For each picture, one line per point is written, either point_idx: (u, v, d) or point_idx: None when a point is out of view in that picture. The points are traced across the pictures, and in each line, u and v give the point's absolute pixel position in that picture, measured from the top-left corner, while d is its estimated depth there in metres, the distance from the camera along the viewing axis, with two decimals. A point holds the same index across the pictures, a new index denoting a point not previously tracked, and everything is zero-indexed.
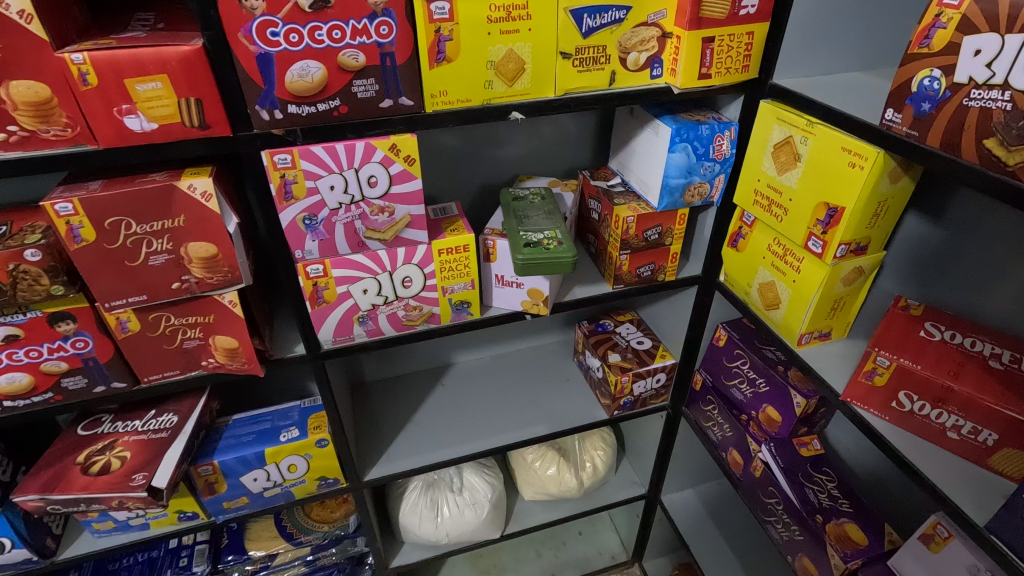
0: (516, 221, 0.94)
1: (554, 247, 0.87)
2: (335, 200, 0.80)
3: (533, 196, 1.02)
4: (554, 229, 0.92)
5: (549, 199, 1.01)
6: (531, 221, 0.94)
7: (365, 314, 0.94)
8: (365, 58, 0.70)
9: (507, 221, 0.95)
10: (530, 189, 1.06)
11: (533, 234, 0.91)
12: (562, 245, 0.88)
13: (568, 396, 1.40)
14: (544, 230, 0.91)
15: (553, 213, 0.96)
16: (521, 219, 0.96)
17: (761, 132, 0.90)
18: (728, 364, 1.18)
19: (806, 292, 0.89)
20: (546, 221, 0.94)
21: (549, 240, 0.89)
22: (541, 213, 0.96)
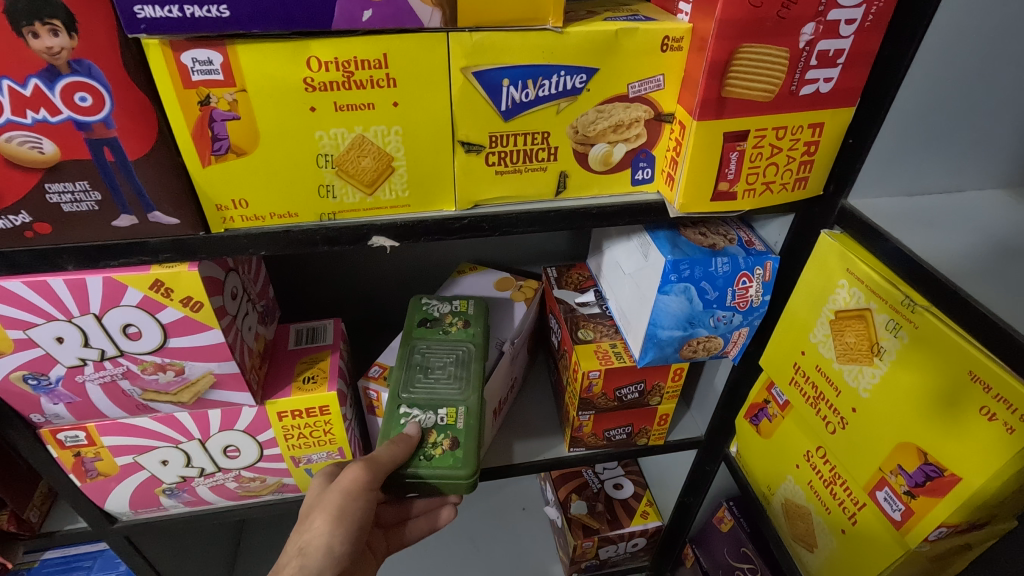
0: (403, 375, 0.61)
1: (433, 460, 0.55)
2: (72, 355, 0.48)
3: (450, 319, 0.67)
4: (453, 403, 0.59)
5: (472, 330, 0.66)
6: (424, 379, 0.61)
7: (174, 486, 0.63)
8: (57, 148, 0.37)
9: (394, 372, 0.62)
10: (456, 299, 0.70)
11: (411, 418, 0.58)
12: (454, 450, 0.56)
13: (518, 536, 1.07)
14: (438, 409, 0.59)
15: (465, 362, 0.62)
16: (413, 367, 0.62)
17: (818, 284, 0.53)
18: (730, 561, 0.82)
19: (862, 559, 0.53)
20: (448, 380, 0.61)
21: (434, 436, 0.57)
22: (447, 361, 0.63)
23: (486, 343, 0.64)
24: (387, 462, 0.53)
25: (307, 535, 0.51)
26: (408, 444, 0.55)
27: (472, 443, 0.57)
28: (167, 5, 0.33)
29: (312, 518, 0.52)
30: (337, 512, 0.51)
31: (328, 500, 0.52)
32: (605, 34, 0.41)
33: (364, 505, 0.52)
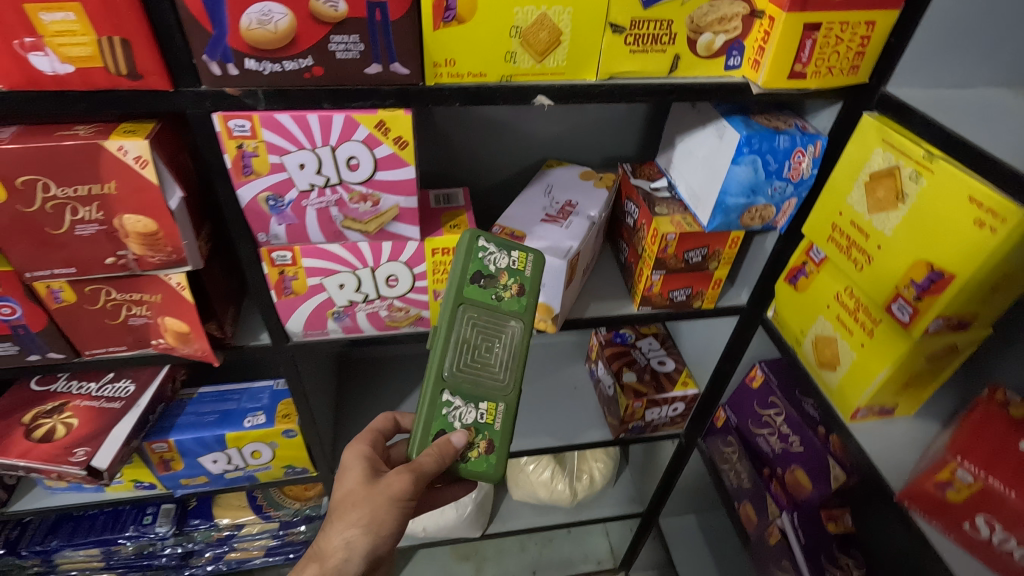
0: (455, 360, 0.72)
1: (472, 461, 0.74)
2: (306, 181, 0.65)
3: (507, 290, 0.73)
4: (494, 402, 0.74)
5: (522, 304, 0.73)
6: (471, 367, 0.73)
7: (342, 310, 0.80)
8: (346, 7, 0.53)
9: (440, 348, 0.72)
10: (513, 253, 0.73)
11: (455, 411, 0.73)
12: (489, 453, 0.75)
13: (570, 408, 1.27)
14: (481, 404, 0.74)
15: (514, 349, 0.73)
16: (466, 351, 0.72)
17: (857, 153, 0.70)
18: (758, 410, 1.01)
19: (875, 363, 0.72)
20: (494, 372, 0.74)
21: (474, 435, 0.74)
22: (498, 350, 0.73)
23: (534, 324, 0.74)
24: (431, 472, 0.70)
25: (351, 528, 0.71)
26: (451, 455, 0.72)
27: (504, 445, 0.75)
28: None
29: (358, 511, 0.71)
30: (376, 519, 0.71)
31: (371, 506, 0.71)
32: None
33: (398, 511, 0.72)
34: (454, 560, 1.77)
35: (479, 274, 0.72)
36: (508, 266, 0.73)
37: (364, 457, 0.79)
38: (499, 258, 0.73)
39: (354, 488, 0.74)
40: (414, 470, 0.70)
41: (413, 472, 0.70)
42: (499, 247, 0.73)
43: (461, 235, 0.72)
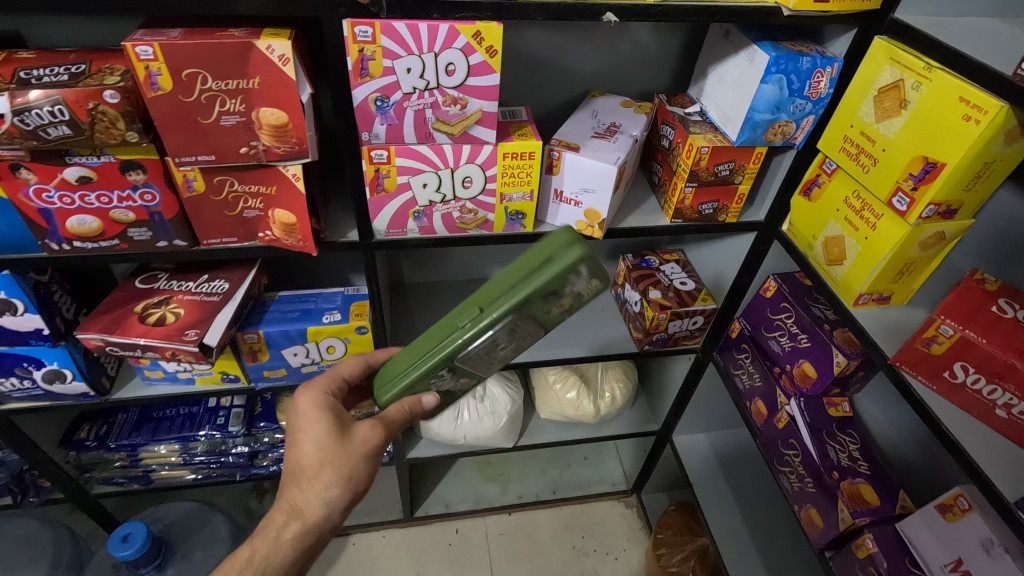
0: (475, 350, 0.79)
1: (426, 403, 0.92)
2: (410, 83, 0.77)
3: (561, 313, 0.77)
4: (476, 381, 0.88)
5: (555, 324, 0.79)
6: (478, 358, 0.80)
7: (421, 209, 0.93)
8: None
9: (464, 339, 0.77)
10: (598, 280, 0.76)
11: (442, 381, 0.85)
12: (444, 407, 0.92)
13: (599, 326, 1.41)
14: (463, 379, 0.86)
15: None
16: (489, 348, 0.79)
17: (869, 71, 0.83)
18: (771, 316, 1.15)
19: (876, 251, 0.86)
20: (490, 365, 0.83)
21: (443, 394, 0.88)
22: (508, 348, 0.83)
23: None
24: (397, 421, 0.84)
25: (330, 484, 0.80)
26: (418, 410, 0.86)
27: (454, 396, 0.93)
28: None
29: (334, 466, 0.80)
30: (352, 475, 0.81)
31: (349, 463, 0.81)
32: None
33: (369, 461, 0.83)
34: (482, 480, 1.93)
35: (553, 291, 0.73)
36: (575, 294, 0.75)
37: (322, 407, 0.84)
38: (576, 285, 0.73)
39: (321, 446, 0.80)
40: (387, 424, 0.83)
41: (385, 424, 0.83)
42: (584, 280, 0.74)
43: (572, 254, 0.70)
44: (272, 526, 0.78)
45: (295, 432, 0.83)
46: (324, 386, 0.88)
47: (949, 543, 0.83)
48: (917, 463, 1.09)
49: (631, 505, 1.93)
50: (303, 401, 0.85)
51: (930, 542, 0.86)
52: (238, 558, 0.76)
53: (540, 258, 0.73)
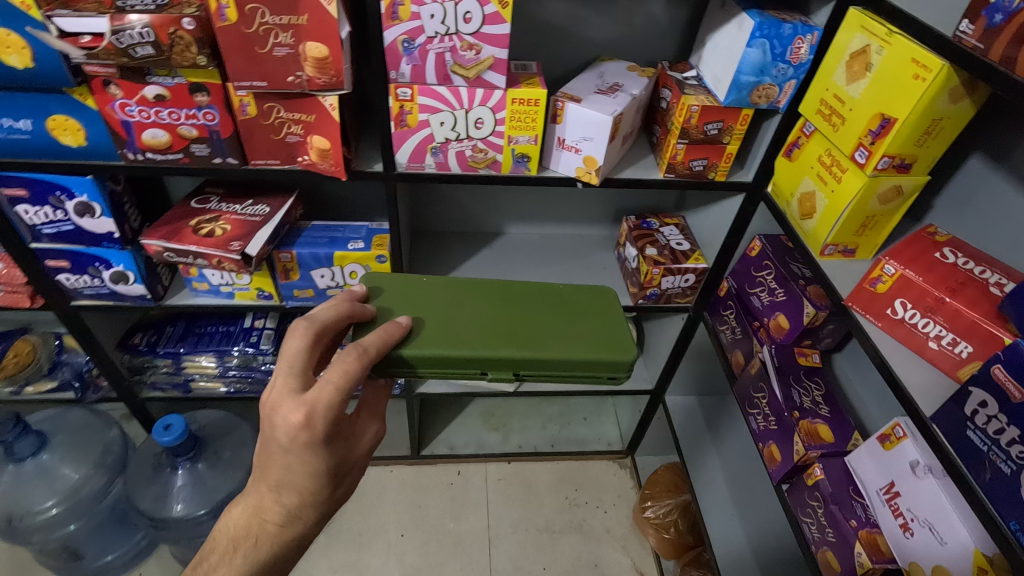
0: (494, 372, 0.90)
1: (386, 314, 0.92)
2: (433, 28, 0.90)
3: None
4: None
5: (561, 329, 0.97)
6: None
7: (438, 146, 1.06)
8: None
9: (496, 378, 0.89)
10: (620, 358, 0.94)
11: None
12: None
13: (600, 280, 1.52)
14: None
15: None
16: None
17: (843, 39, 0.92)
18: (755, 274, 1.25)
19: (839, 203, 0.95)
20: None
21: None
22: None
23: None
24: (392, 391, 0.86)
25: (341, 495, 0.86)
26: None
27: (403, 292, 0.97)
28: None
29: (344, 481, 0.84)
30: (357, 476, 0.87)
31: (357, 473, 0.87)
32: None
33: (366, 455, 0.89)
34: (486, 429, 2.06)
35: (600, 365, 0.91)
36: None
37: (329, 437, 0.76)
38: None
39: (335, 470, 0.81)
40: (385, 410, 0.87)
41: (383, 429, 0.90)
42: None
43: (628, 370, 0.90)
44: (273, 538, 0.80)
45: (292, 464, 0.76)
46: (328, 411, 0.74)
47: (885, 467, 0.92)
48: (878, 413, 1.18)
49: (625, 466, 2.04)
50: (308, 431, 0.74)
51: (869, 467, 0.95)
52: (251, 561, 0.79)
53: (608, 363, 0.87)
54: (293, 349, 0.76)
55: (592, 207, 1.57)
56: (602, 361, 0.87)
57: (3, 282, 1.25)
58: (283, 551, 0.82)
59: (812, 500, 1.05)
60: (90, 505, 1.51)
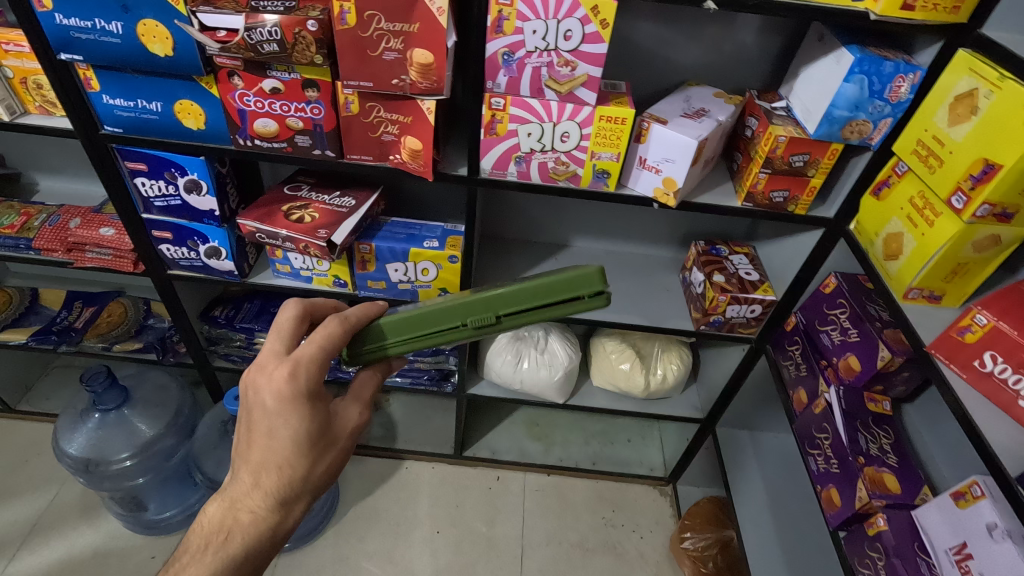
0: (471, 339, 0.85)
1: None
2: (533, 43, 0.95)
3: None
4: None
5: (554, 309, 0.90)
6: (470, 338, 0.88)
7: (522, 155, 1.10)
8: None
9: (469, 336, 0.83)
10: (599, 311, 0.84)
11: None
12: None
13: (662, 302, 1.51)
14: None
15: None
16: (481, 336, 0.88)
17: (948, 80, 0.90)
18: (827, 311, 1.22)
19: (930, 247, 0.92)
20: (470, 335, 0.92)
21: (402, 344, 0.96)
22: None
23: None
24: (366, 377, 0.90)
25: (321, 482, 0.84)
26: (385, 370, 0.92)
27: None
28: None
29: (324, 461, 0.83)
30: (343, 461, 0.86)
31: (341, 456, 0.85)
32: None
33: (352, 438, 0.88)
34: (528, 438, 2.07)
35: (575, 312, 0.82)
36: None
37: (308, 395, 0.79)
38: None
39: (315, 441, 0.81)
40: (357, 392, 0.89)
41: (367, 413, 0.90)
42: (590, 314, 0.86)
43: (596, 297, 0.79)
44: (247, 528, 0.78)
45: (273, 429, 0.78)
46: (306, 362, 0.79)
47: (957, 526, 0.88)
48: (948, 472, 1.14)
49: (665, 493, 2.00)
50: (288, 385, 0.78)
51: (938, 524, 0.91)
52: (219, 556, 0.76)
53: (573, 282, 0.79)
54: (283, 320, 0.84)
55: (661, 228, 1.57)
56: (557, 287, 0.79)
57: (113, 247, 1.36)
58: (258, 543, 0.79)
59: (870, 551, 1.01)
60: (158, 461, 1.62)
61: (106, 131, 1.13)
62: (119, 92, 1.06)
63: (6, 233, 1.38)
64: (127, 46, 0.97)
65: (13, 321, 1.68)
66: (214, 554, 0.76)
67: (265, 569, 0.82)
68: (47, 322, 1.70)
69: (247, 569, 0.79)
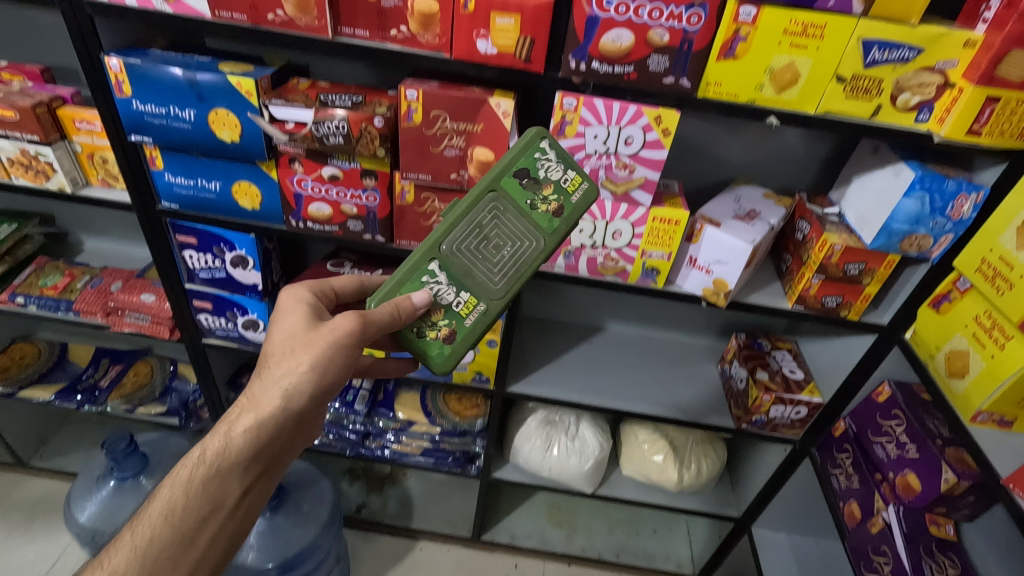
0: (461, 238, 0.87)
1: (428, 338, 0.88)
2: (593, 147, 0.96)
3: (545, 205, 0.89)
4: (478, 299, 0.88)
5: (549, 209, 0.89)
6: (469, 245, 0.87)
7: (572, 250, 1.10)
8: (669, 39, 0.84)
9: (451, 219, 0.86)
10: (569, 173, 0.89)
11: (437, 283, 0.87)
12: (444, 342, 0.88)
13: (701, 394, 1.46)
14: (464, 297, 0.88)
15: (518, 261, 0.89)
16: (478, 236, 0.87)
17: (1014, 203, 0.89)
18: (880, 421, 1.17)
19: (1002, 371, 0.89)
20: (492, 273, 0.88)
21: (442, 319, 0.88)
22: (506, 254, 0.89)
23: (551, 249, 0.90)
24: (378, 315, 0.80)
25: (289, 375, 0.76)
26: (405, 310, 0.82)
27: (462, 341, 0.89)
28: None
29: (298, 352, 0.77)
30: (322, 360, 0.77)
31: (318, 350, 0.77)
32: (938, 32, 0.81)
33: (342, 351, 0.78)
34: (549, 524, 1.97)
35: (527, 173, 0.88)
36: (557, 182, 0.89)
37: (307, 305, 0.86)
38: (553, 170, 0.89)
39: (291, 336, 0.80)
40: (364, 315, 0.79)
41: (365, 320, 0.79)
42: (558, 160, 0.89)
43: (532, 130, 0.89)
44: (213, 431, 0.73)
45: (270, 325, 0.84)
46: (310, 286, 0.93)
47: None
48: None
49: None
50: (287, 296, 0.88)
51: None
52: (188, 460, 0.70)
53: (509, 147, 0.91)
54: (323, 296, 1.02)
55: (700, 318, 1.55)
56: None
57: (152, 313, 1.37)
58: (221, 445, 0.71)
59: None
60: None
61: (162, 206, 1.15)
62: (181, 171, 1.09)
63: (48, 294, 1.39)
64: (196, 132, 1.00)
65: (40, 377, 1.67)
66: (184, 463, 0.71)
67: (229, 493, 0.70)
68: (72, 380, 1.69)
69: (206, 475, 0.69)
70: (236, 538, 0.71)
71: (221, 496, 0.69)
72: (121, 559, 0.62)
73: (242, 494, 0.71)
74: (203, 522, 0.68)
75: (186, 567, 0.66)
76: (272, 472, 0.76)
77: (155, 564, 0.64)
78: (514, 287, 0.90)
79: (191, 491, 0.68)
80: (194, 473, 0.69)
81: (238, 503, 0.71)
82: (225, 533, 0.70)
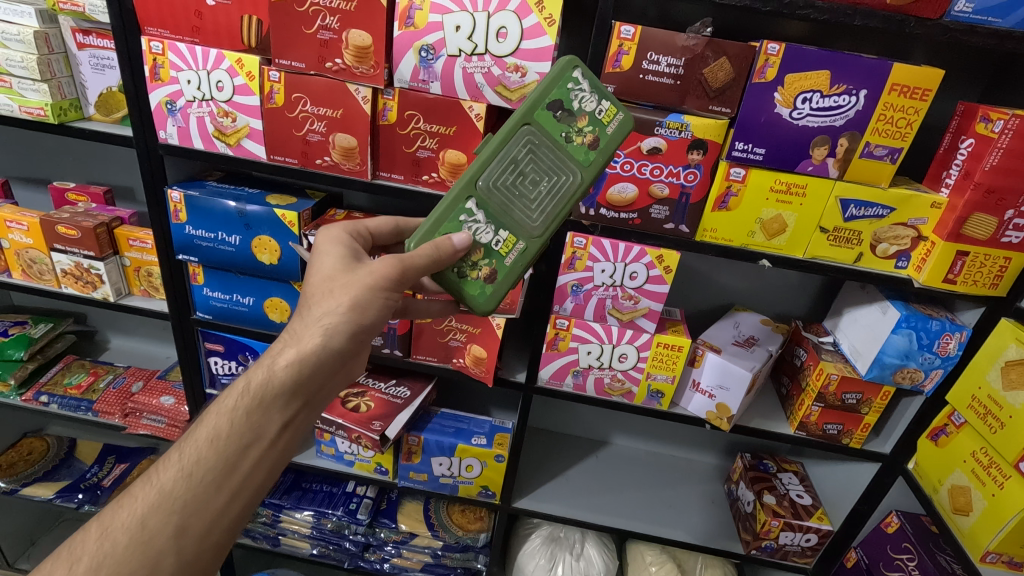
0: (499, 174, 0.79)
1: (469, 279, 0.80)
2: (601, 279, 1.05)
3: (580, 139, 0.80)
4: (517, 237, 0.81)
5: (587, 146, 0.80)
6: (507, 181, 0.79)
7: (580, 370, 1.14)
8: (669, 192, 0.95)
9: (486, 150, 0.78)
10: (605, 105, 0.80)
11: (475, 223, 0.79)
12: (487, 282, 0.80)
13: (709, 516, 1.44)
14: (501, 233, 0.80)
15: (556, 197, 0.80)
16: (514, 173, 0.79)
17: (996, 344, 0.95)
18: (892, 554, 1.17)
19: (1004, 511, 0.90)
20: (528, 211, 0.80)
21: (482, 258, 0.80)
22: (543, 189, 0.80)
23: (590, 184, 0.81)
24: (418, 253, 0.73)
25: (327, 314, 0.69)
26: (445, 251, 0.75)
27: (504, 281, 0.81)
28: (743, 152, 0.91)
29: (337, 293, 0.70)
30: (359, 307, 0.70)
31: (354, 291, 0.70)
32: (906, 195, 0.92)
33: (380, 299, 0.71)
34: None
35: (560, 105, 0.79)
36: (592, 113, 0.80)
37: (345, 246, 0.77)
38: (588, 100, 0.79)
39: (329, 275, 0.72)
40: (404, 258, 0.72)
41: (404, 263, 0.71)
42: (592, 91, 0.80)
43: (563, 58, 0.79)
44: (257, 365, 0.68)
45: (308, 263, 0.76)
46: (346, 226, 0.83)
47: None
48: None
49: None
50: (324, 236, 0.79)
51: None
52: (234, 388, 0.66)
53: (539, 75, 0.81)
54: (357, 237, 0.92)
55: (705, 435, 1.56)
56: None
57: (168, 416, 1.41)
58: (263, 378, 0.66)
59: None
60: None
61: (196, 316, 1.23)
62: (219, 287, 1.18)
63: (72, 393, 1.44)
64: (239, 254, 1.10)
65: (44, 474, 1.67)
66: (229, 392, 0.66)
67: (271, 422, 0.66)
68: (76, 478, 1.67)
69: (250, 406, 0.65)
70: (279, 468, 0.67)
71: (262, 426, 0.65)
72: (172, 476, 0.60)
73: (284, 426, 0.67)
74: (244, 450, 0.64)
75: (230, 491, 0.62)
76: (315, 408, 0.71)
77: (203, 484, 0.61)
78: (556, 224, 0.81)
79: (236, 420, 0.64)
80: (238, 401, 0.65)
81: (279, 435, 0.67)
82: (267, 462, 0.66)
